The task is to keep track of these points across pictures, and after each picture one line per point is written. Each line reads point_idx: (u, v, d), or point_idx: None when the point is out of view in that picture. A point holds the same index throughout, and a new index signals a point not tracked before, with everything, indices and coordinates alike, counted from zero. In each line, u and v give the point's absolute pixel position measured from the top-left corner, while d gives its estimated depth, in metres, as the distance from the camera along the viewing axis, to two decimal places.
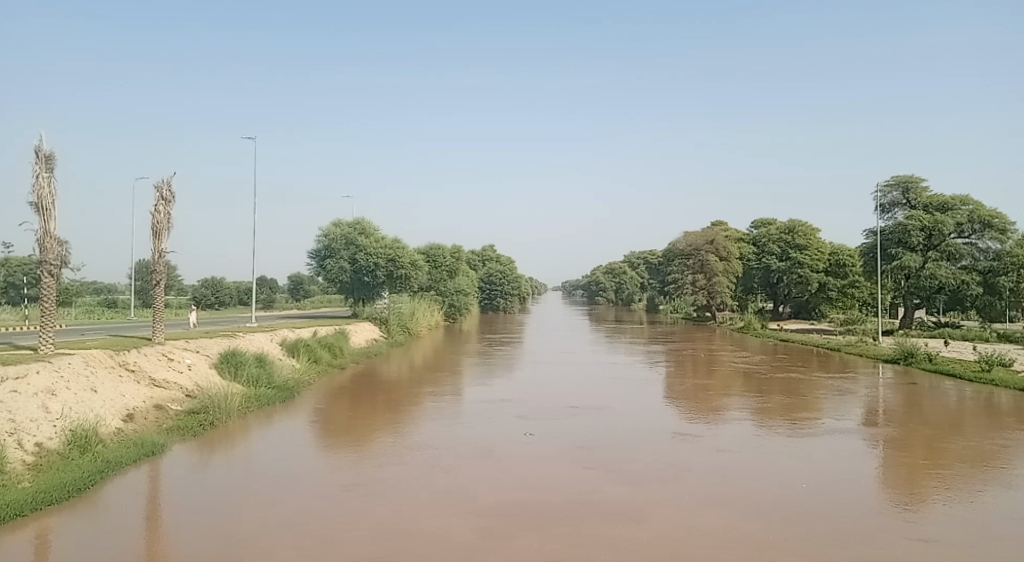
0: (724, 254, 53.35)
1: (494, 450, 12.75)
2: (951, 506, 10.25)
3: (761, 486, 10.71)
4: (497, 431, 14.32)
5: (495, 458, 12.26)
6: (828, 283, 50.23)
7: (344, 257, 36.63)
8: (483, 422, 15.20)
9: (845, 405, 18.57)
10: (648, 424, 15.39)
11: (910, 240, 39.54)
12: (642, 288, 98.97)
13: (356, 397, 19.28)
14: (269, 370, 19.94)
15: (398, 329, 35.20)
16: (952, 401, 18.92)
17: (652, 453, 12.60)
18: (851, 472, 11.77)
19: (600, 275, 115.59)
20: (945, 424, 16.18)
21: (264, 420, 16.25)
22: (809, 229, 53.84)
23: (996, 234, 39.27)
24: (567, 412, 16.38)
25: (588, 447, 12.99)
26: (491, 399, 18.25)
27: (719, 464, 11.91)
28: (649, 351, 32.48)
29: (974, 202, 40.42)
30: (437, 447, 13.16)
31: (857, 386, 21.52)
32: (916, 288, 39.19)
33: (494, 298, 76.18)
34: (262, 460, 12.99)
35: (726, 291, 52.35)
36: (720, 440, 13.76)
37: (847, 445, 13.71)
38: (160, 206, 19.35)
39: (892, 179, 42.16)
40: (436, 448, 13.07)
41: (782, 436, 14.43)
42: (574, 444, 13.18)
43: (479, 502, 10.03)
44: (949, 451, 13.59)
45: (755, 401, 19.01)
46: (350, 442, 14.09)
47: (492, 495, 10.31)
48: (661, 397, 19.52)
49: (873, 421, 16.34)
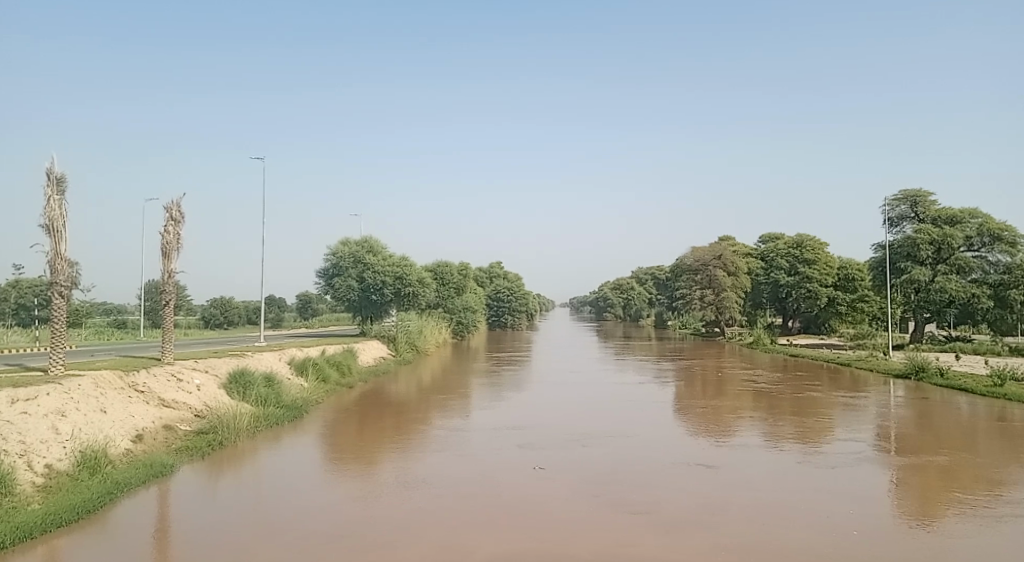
0: (732, 269, 53.26)
1: (505, 486, 12.61)
2: (1002, 544, 9.81)
3: (806, 534, 10.23)
4: (513, 466, 13.99)
5: (507, 495, 12.10)
6: (837, 297, 50.17)
7: (353, 275, 36.68)
8: (495, 455, 14.90)
9: (863, 426, 18.27)
10: (665, 454, 15.08)
11: (919, 253, 39.43)
12: (649, 304, 98.73)
13: (364, 418, 19.16)
14: (278, 389, 19.93)
15: (407, 348, 35.17)
16: (972, 420, 18.64)
17: (678, 493, 12.19)
18: (880, 506, 11.48)
19: (608, 291, 115.33)
20: (969, 445, 15.89)
21: (272, 442, 16.18)
22: (817, 243, 53.59)
23: (1006, 247, 39.02)
24: (579, 441, 16.24)
25: (608, 486, 12.61)
26: (500, 426, 18.01)
27: (756, 506, 11.41)
28: (659, 369, 32.22)
29: (983, 215, 40.31)
30: (447, 481, 12.92)
31: (870, 405, 21.43)
32: (926, 302, 38.97)
33: (502, 315, 76.04)
34: (271, 483, 12.96)
35: (735, 306, 52.18)
36: (745, 475, 13.32)
37: (880, 477, 13.26)
38: (170, 226, 19.49)
39: (900, 193, 42.12)
40: (446, 483, 12.74)
41: (798, 463, 14.31)
42: (587, 479, 13.06)
43: (496, 547, 9.85)
44: (969, 473, 13.49)
45: (770, 423, 18.72)
46: (358, 467, 14.03)
47: (512, 544, 9.93)
48: (671, 419, 19.46)
49: (895, 445, 16.01)
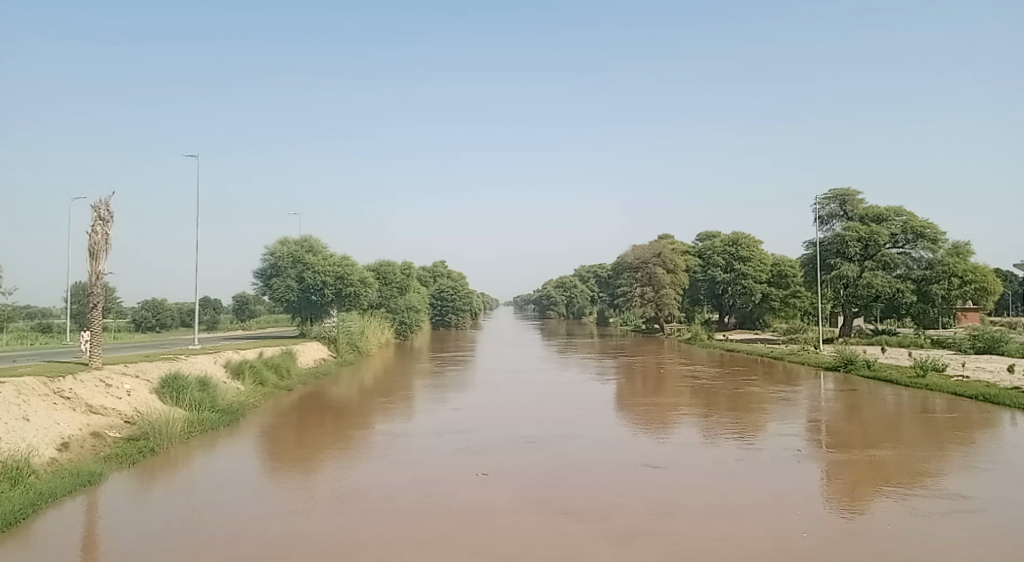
0: (671, 267, 54.41)
1: (448, 492, 12.59)
2: (926, 534, 10.31)
3: (755, 537, 10.32)
4: (458, 474, 13.80)
5: (451, 501, 12.09)
6: (771, 294, 51.79)
7: (291, 276, 36.02)
8: (439, 461, 14.73)
9: (797, 420, 18.80)
10: (608, 456, 15.16)
11: (847, 250, 40.99)
12: (592, 302, 100.06)
13: (303, 422, 18.83)
14: (214, 393, 19.36)
15: (348, 348, 34.71)
16: (898, 412, 19.42)
17: (625, 497, 12.20)
18: (812, 499, 11.94)
19: (551, 289, 116.32)
20: (897, 437, 16.52)
21: (207, 448, 15.75)
22: (752, 241, 55.13)
23: (928, 243, 40.69)
24: (522, 444, 16.36)
25: (555, 493, 12.55)
26: (444, 430, 17.84)
27: (703, 510, 11.47)
28: (601, 366, 32.58)
29: (907, 213, 42.07)
30: (391, 490, 12.67)
31: (801, 398, 22.22)
32: (854, 297, 40.55)
33: (446, 314, 75.77)
34: (206, 490, 12.66)
35: (674, 302, 53.27)
36: (688, 475, 13.54)
37: (813, 471, 13.73)
38: (98, 226, 18.76)
39: (830, 192, 43.67)
40: (389, 492, 12.51)
41: (734, 460, 14.71)
42: (531, 483, 13.14)
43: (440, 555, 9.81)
44: (893, 463, 14.14)
45: (707, 419, 19.23)
46: (296, 473, 13.81)
47: (457, 552, 9.92)
48: (612, 417, 19.78)
49: (829, 439, 16.52)
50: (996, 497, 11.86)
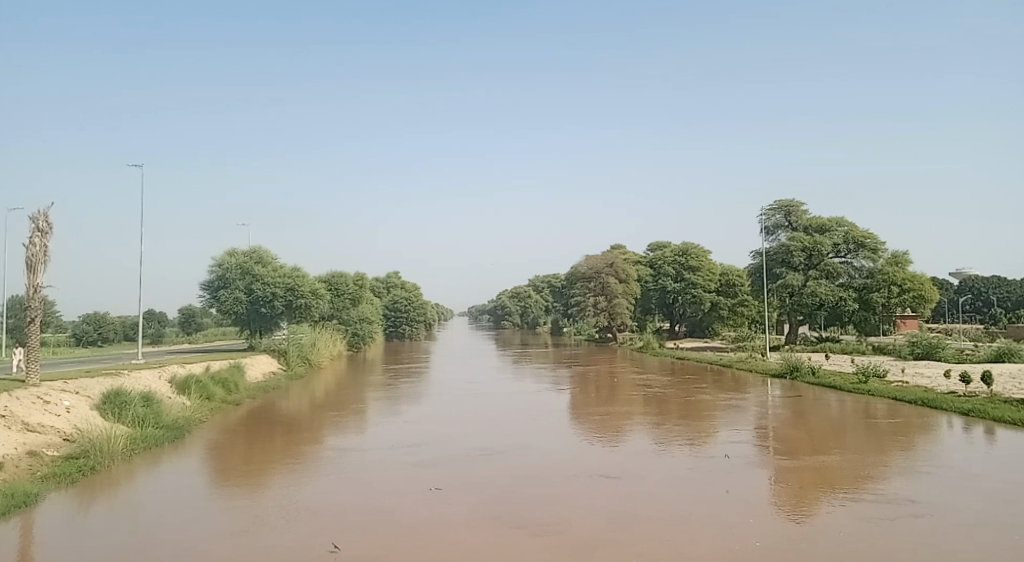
0: (623, 276, 55.11)
1: (400, 507, 12.51)
2: (866, 537, 10.65)
3: (707, 546, 10.43)
4: (411, 488, 13.71)
5: (403, 516, 12.01)
6: (720, 302, 52.85)
7: (240, 287, 35.34)
8: (392, 476, 14.55)
9: (745, 427, 19.17)
10: (562, 468, 15.19)
11: (792, 260, 42.14)
12: (546, 312, 100.52)
13: (251, 437, 18.46)
14: (158, 409, 18.84)
15: (299, 361, 34.17)
16: (842, 417, 19.96)
17: (580, 509, 12.23)
18: (758, 505, 12.22)
19: (505, 299, 116.56)
20: (842, 442, 16.97)
21: (151, 466, 15.30)
22: (701, 251, 56.23)
23: (869, 253, 42.11)
24: (476, 456, 16.34)
25: (510, 506, 12.53)
26: (396, 444, 17.71)
27: (656, 521, 11.56)
28: (554, 376, 32.75)
29: (849, 223, 43.48)
30: (343, 508, 12.46)
31: (749, 405, 22.73)
32: (799, 305, 41.67)
33: (400, 326, 75.10)
34: (151, 509, 12.33)
35: (627, 312, 53.93)
36: (639, 484, 13.73)
37: (760, 477, 14.06)
38: (36, 237, 18.13)
39: (775, 203, 44.85)
40: (340, 509, 12.37)
41: (684, 467, 14.96)
42: (484, 496, 13.14)
43: None
44: (836, 468, 14.56)
45: (658, 427, 19.51)
46: (245, 490, 13.54)
47: None
48: (565, 427, 19.92)
49: (777, 445, 16.87)
50: (936, 501, 12.25)
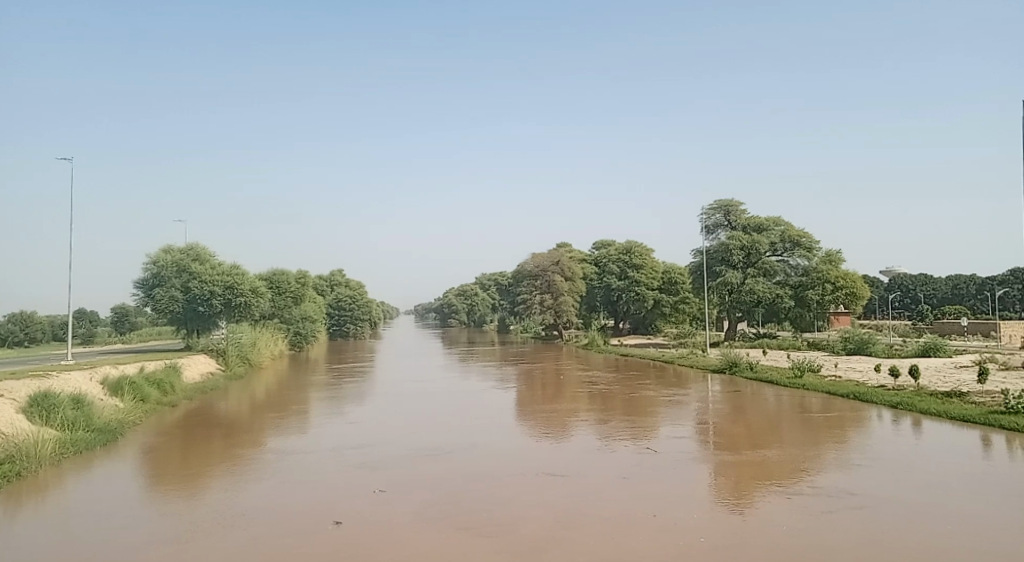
0: (569, 274, 55.58)
1: (344, 510, 12.31)
2: (802, 526, 10.99)
3: (656, 543, 10.46)
4: (355, 490, 13.53)
5: (346, 519, 11.82)
6: (662, 300, 53.80)
7: (176, 285, 34.30)
8: (336, 479, 14.29)
9: (687, 422, 19.56)
10: (509, 467, 15.18)
11: (732, 258, 43.21)
12: (493, 309, 100.61)
13: (189, 440, 17.90)
14: (89, 411, 18.11)
15: (238, 361, 33.36)
16: (780, 412, 20.55)
17: (528, 509, 12.17)
18: (699, 500, 12.48)
19: (451, 297, 116.25)
20: (780, 436, 17.45)
21: (81, 471, 14.69)
22: (645, 249, 57.18)
23: (804, 251, 43.49)
24: (421, 457, 16.23)
25: (455, 506, 12.48)
26: (340, 445, 17.43)
27: (605, 519, 11.58)
28: (500, 374, 32.79)
29: (785, 223, 44.82)
30: (284, 514, 12.11)
31: (691, 400, 23.19)
32: (738, 302, 42.75)
33: (344, 325, 74.06)
34: (82, 516, 11.85)
35: (572, 309, 54.38)
36: (584, 481, 13.85)
37: (701, 472, 14.37)
38: None
39: (716, 203, 45.92)
40: (282, 513, 12.11)
41: (628, 464, 15.17)
42: (429, 497, 13.05)
43: None
44: (773, 462, 14.97)
45: (602, 423, 19.74)
46: (183, 495, 13.13)
47: None
48: (510, 425, 19.97)
49: (718, 440, 17.24)
50: (872, 492, 12.63)
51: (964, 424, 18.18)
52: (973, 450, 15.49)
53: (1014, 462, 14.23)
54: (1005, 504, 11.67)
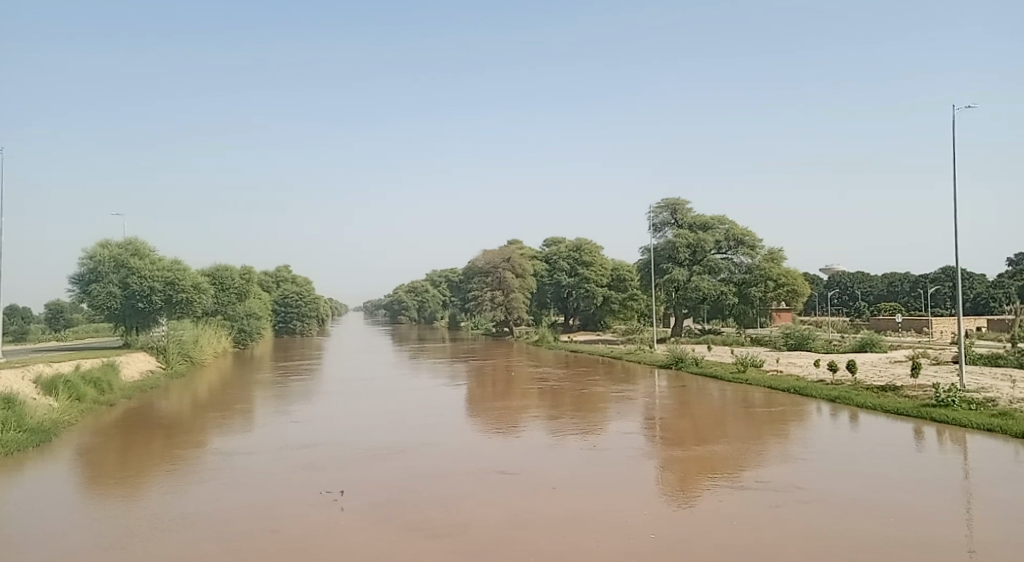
0: (519, 271, 55.81)
1: (290, 512, 12.14)
2: (744, 518, 11.28)
3: (607, 540, 10.51)
4: (301, 491, 13.33)
5: (293, 521, 11.67)
6: (611, 296, 54.49)
7: (114, 281, 33.24)
8: (282, 480, 14.09)
9: (634, 418, 19.89)
10: (460, 466, 15.14)
11: (678, 256, 44.01)
12: (443, 306, 100.33)
13: (128, 440, 17.39)
14: (20, 411, 17.41)
15: (180, 358, 32.52)
16: (724, 407, 21.03)
17: (479, 509, 12.14)
18: (646, 495, 12.71)
19: (401, 294, 115.49)
20: (725, 431, 17.84)
21: (12, 473, 14.13)
22: (594, 247, 57.88)
23: (747, 249, 44.58)
24: (370, 456, 16.11)
25: (403, 506, 12.44)
26: (285, 445, 17.17)
27: (556, 517, 11.61)
28: (450, 370, 32.76)
29: (729, 221, 45.88)
30: (227, 518, 11.80)
31: (638, 396, 23.57)
32: (684, 299, 43.58)
33: (290, 322, 72.81)
34: (13, 520, 11.42)
35: (522, 306, 54.61)
36: (534, 479, 13.97)
37: (647, 467, 14.63)
38: None
39: (663, 201, 46.68)
40: (227, 516, 11.90)
41: (576, 460, 15.34)
42: (378, 497, 12.97)
43: None
44: (717, 456, 15.34)
45: (551, 419, 19.94)
46: (122, 497, 12.76)
47: None
48: (461, 422, 20.00)
49: (665, 435, 17.57)
50: (813, 485, 12.99)
51: (898, 417, 18.92)
52: (907, 442, 16.12)
53: (944, 454, 14.87)
54: (938, 495, 12.13)
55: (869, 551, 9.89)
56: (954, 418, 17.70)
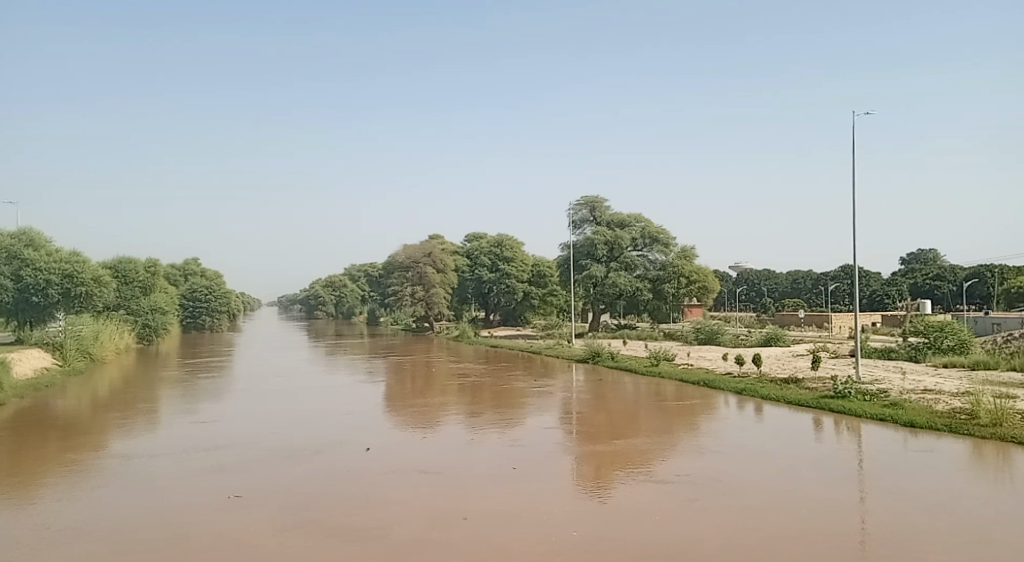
0: (440, 266, 55.60)
1: (197, 518, 11.69)
2: (655, 512, 11.59)
3: (524, 539, 10.61)
4: (208, 496, 12.86)
5: (200, 528, 11.24)
6: (531, 292, 55.07)
7: (5, 273, 31.14)
8: (188, 485, 13.53)
9: (552, 412, 20.19)
10: (377, 466, 14.96)
11: (596, 252, 44.88)
12: (362, 301, 98.88)
13: (19, 443, 16.31)
14: None
15: (78, 355, 30.77)
16: (638, 400, 21.61)
17: (398, 511, 11.98)
18: (562, 491, 12.88)
19: (318, 289, 113.11)
20: (638, 424, 18.34)
21: None
22: (515, 243, 58.45)
23: (662, 247, 45.97)
24: (283, 457, 15.68)
25: (317, 509, 12.17)
26: (193, 447, 16.51)
27: (477, 518, 11.59)
28: (368, 366, 32.33)
29: (645, 219, 47.14)
30: (127, 528, 11.16)
31: (555, 390, 23.93)
32: (602, 295, 44.48)
33: (199, 317, 69.96)
34: None
35: (443, 301, 54.41)
36: (452, 478, 13.95)
37: (564, 462, 14.84)
38: None
39: (582, 199, 47.50)
40: (128, 524, 11.34)
41: (495, 457, 15.43)
42: (291, 501, 12.65)
43: None
44: (630, 449, 15.74)
45: (470, 415, 19.99)
46: (10, 506, 11.97)
47: None
48: (378, 419, 19.78)
49: (582, 429, 17.92)
50: (722, 477, 13.49)
51: (800, 408, 19.93)
52: (807, 433, 16.98)
53: (841, 444, 15.75)
54: (836, 485, 12.79)
55: (776, 541, 10.31)
56: (850, 409, 18.79)
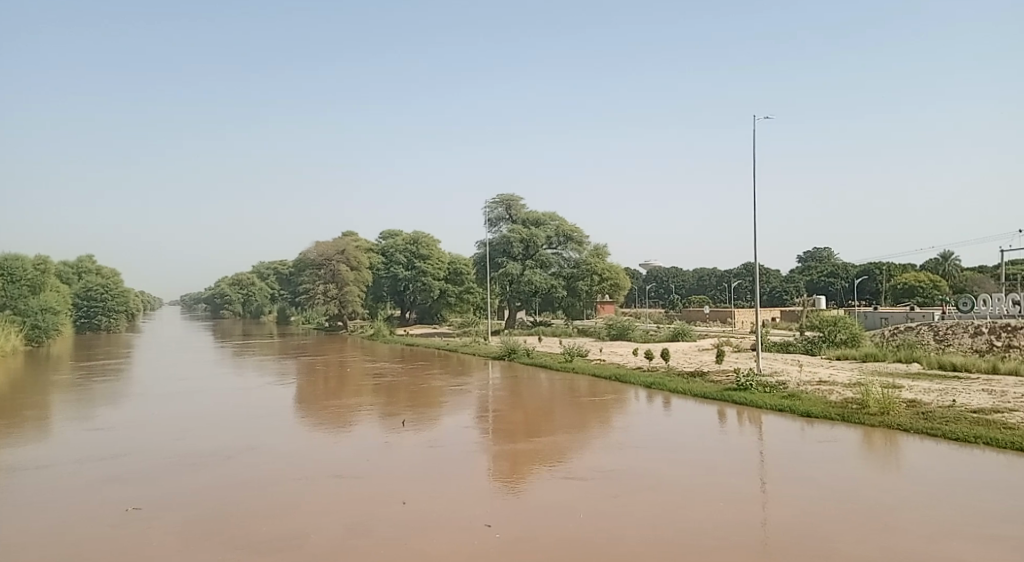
0: (355, 264, 54.56)
1: (95, 532, 11.07)
2: (571, 509, 11.83)
3: (443, 541, 10.62)
4: (108, 508, 12.21)
5: (99, 543, 10.65)
6: (447, 290, 54.94)
7: None
8: (85, 497, 12.79)
9: (468, 410, 20.26)
10: (290, 470, 14.62)
11: (512, 250, 45.13)
12: (271, 300, 95.92)
13: None
14: None
15: None
16: (553, 396, 21.95)
17: (313, 517, 11.75)
18: (479, 490, 12.94)
19: (224, 287, 108.82)
20: (553, 420, 18.67)
21: None
22: (430, 241, 58.25)
23: (575, 245, 46.95)
24: (188, 464, 15.07)
25: (227, 518, 11.77)
26: (88, 456, 15.60)
27: (394, 522, 11.51)
28: (279, 367, 31.40)
29: (559, 218, 47.86)
30: (10, 549, 10.37)
31: (472, 388, 23.99)
32: (518, 292, 44.85)
33: (93, 318, 66.02)
34: None
35: (357, 300, 53.42)
36: (368, 480, 13.81)
37: (479, 461, 14.91)
38: None
39: (497, 197, 47.72)
40: (16, 542, 10.61)
41: (411, 458, 15.37)
42: (198, 510, 12.17)
43: None
44: (545, 446, 15.96)
45: (386, 415, 19.80)
46: None
47: None
48: (291, 421, 19.31)
49: (498, 426, 18.09)
50: (633, 471, 13.90)
51: (705, 400, 20.78)
52: (712, 425, 17.72)
53: (742, 435, 16.54)
54: (739, 476, 13.38)
55: (686, 531, 10.73)
56: (751, 400, 19.74)
